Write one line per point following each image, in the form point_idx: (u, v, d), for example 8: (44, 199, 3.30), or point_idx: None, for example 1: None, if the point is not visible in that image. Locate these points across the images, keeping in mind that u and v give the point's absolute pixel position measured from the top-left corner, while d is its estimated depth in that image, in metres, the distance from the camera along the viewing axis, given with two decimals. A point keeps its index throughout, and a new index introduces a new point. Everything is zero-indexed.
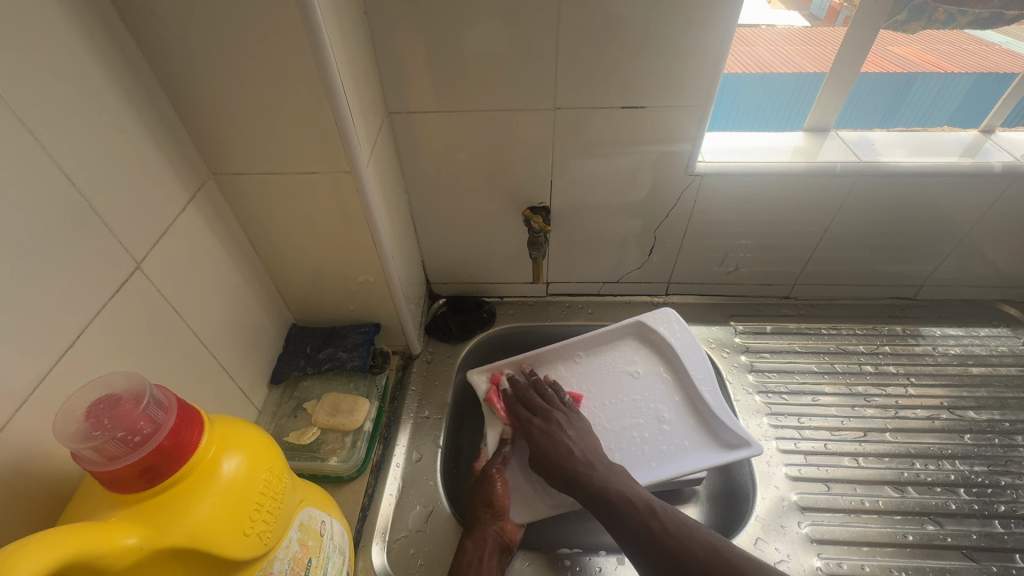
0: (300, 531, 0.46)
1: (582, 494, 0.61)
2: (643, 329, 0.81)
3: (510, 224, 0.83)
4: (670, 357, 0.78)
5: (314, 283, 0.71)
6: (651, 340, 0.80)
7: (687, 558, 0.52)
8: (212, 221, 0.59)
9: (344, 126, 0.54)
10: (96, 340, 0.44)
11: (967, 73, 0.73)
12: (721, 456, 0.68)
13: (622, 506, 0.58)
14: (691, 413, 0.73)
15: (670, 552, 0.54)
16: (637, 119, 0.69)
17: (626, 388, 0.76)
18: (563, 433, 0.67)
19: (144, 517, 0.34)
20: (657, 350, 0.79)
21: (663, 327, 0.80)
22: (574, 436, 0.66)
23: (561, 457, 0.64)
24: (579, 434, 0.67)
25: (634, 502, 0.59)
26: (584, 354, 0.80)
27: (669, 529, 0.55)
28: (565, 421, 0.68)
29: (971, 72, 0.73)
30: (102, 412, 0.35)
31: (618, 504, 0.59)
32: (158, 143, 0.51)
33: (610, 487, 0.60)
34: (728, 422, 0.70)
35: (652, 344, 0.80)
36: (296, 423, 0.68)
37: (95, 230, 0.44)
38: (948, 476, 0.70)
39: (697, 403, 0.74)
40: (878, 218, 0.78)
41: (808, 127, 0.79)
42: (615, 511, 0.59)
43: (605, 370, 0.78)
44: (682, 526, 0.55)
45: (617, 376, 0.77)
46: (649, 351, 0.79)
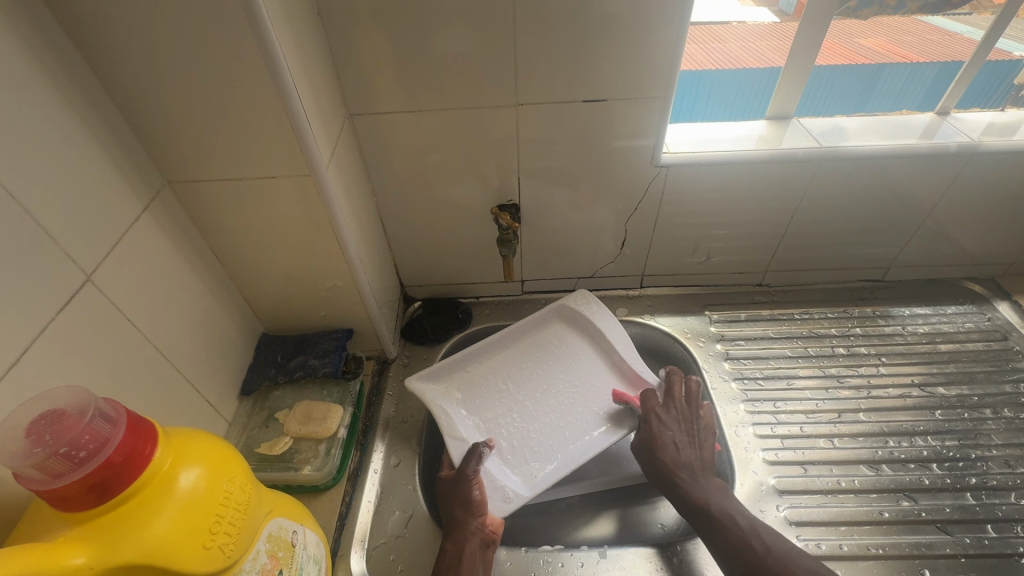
0: (268, 542, 0.45)
1: (682, 499, 0.62)
2: (564, 310, 0.82)
3: (481, 223, 0.82)
4: (592, 333, 0.80)
5: (281, 291, 0.70)
6: (572, 320, 0.82)
7: None
8: (169, 230, 0.57)
9: (300, 128, 0.53)
10: (43, 356, 0.42)
11: (930, 62, 0.76)
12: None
13: (721, 519, 0.59)
14: (618, 379, 0.77)
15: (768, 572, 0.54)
16: (599, 113, 0.69)
17: (555, 368, 0.78)
18: (671, 429, 0.67)
19: (94, 536, 0.33)
20: (577, 328, 0.82)
21: (581, 306, 0.82)
22: (688, 439, 0.66)
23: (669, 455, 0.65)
24: (691, 436, 0.66)
25: (735, 518, 0.59)
26: (512, 341, 0.80)
27: (771, 551, 0.56)
28: (682, 422, 0.68)
29: (934, 61, 0.76)
30: (43, 428, 0.33)
31: (716, 517, 0.59)
32: (106, 151, 0.49)
33: (710, 500, 0.60)
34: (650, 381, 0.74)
35: (575, 323, 0.82)
36: (268, 433, 0.66)
37: (39, 241, 0.42)
38: (921, 452, 0.71)
39: (621, 368, 0.77)
40: (843, 202, 0.79)
41: (770, 115, 0.79)
42: (714, 526, 0.59)
43: (533, 354, 0.79)
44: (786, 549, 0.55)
45: (545, 358, 0.79)
46: (572, 331, 0.82)
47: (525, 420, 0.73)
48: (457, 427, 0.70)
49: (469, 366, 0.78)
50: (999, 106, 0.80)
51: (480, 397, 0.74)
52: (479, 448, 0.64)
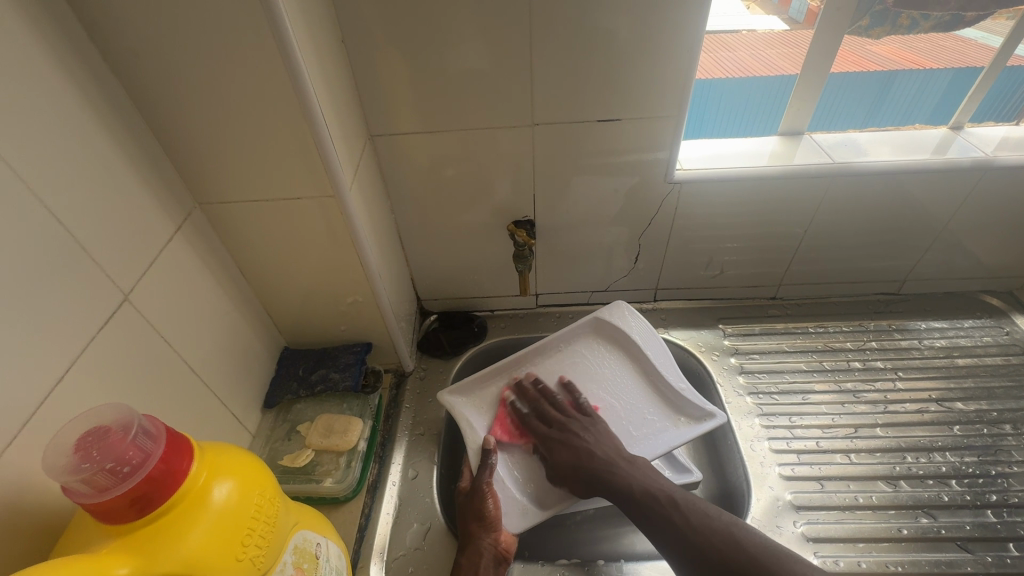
0: (294, 554, 0.46)
1: (613, 493, 0.62)
2: (600, 322, 0.80)
3: (497, 238, 0.84)
4: (632, 347, 0.78)
5: (303, 307, 0.72)
6: (608, 333, 0.80)
7: (721, 552, 0.53)
8: (199, 249, 0.59)
9: (326, 152, 0.55)
10: (86, 373, 0.44)
11: (944, 68, 0.75)
12: (692, 429, 0.70)
13: (648, 502, 0.59)
14: (655, 396, 0.75)
15: (703, 546, 0.54)
16: (613, 131, 0.71)
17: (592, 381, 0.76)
18: (583, 434, 0.67)
19: (135, 547, 0.34)
20: (615, 340, 0.80)
21: (618, 318, 0.80)
22: (595, 441, 0.66)
23: (580, 462, 0.65)
24: (601, 436, 0.67)
25: (656, 494, 0.59)
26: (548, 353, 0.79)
27: (693, 523, 0.56)
28: (581, 427, 0.68)
29: (949, 67, 0.75)
30: (91, 444, 0.35)
31: (646, 501, 0.59)
32: (142, 176, 0.52)
33: (636, 483, 0.61)
34: (691, 397, 0.73)
35: (611, 335, 0.80)
36: (290, 446, 0.68)
37: (83, 263, 0.45)
38: (939, 468, 0.71)
39: (659, 383, 0.75)
40: (856, 217, 0.80)
41: (783, 131, 0.81)
42: (640, 505, 0.59)
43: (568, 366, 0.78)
44: (707, 519, 0.56)
45: (580, 371, 0.77)
46: (609, 343, 0.80)
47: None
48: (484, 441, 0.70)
49: (501, 378, 0.77)
50: (1011, 120, 0.79)
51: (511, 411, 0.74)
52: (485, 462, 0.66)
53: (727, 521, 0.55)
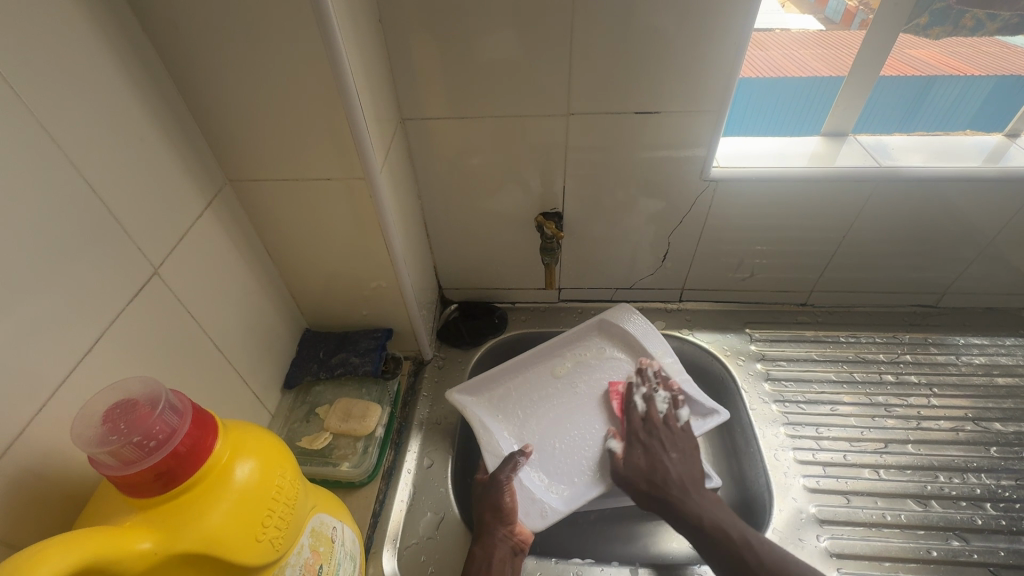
0: (311, 537, 0.46)
1: (674, 515, 0.63)
2: (606, 323, 0.80)
3: (523, 229, 0.82)
4: (635, 344, 0.78)
5: (327, 289, 0.72)
6: (615, 333, 0.80)
7: None
8: (228, 226, 0.59)
9: (358, 134, 0.54)
10: (113, 344, 0.44)
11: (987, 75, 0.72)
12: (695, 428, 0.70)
13: (718, 537, 0.59)
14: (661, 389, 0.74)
15: None
16: (650, 124, 0.68)
17: (599, 383, 0.76)
18: (666, 454, 0.67)
19: (159, 522, 0.34)
20: (621, 339, 0.80)
21: (623, 318, 0.80)
22: (676, 457, 0.67)
23: (657, 481, 0.65)
24: (685, 457, 0.67)
25: (728, 530, 0.60)
26: (554, 356, 0.79)
27: (764, 564, 0.56)
28: (667, 440, 0.68)
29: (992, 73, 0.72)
30: (119, 416, 0.35)
31: (710, 535, 0.60)
32: (176, 150, 0.52)
33: (704, 514, 0.61)
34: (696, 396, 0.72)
35: (617, 336, 0.80)
36: (308, 428, 0.68)
37: (114, 234, 0.45)
38: (973, 490, 0.68)
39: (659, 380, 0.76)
40: (898, 224, 0.77)
41: (826, 131, 0.77)
42: (707, 535, 0.60)
43: (575, 366, 0.77)
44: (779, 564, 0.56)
45: (587, 373, 0.77)
46: (617, 341, 0.79)
47: (571, 434, 0.71)
48: (498, 447, 0.69)
49: (506, 382, 0.76)
50: None
51: (518, 415, 0.73)
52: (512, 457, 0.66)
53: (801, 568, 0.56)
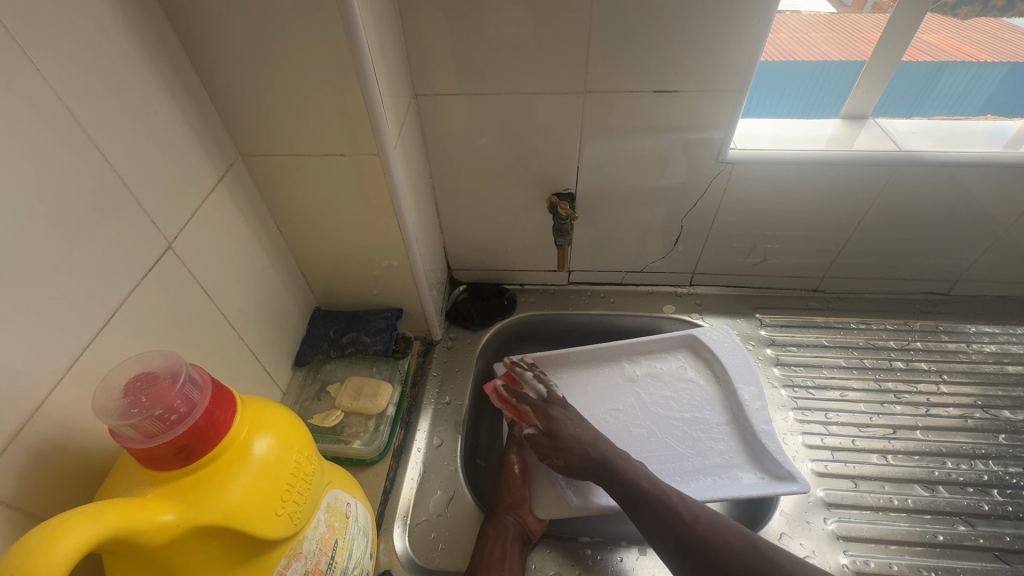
0: (327, 512, 0.46)
1: (610, 477, 0.59)
2: (695, 342, 0.79)
3: (535, 210, 0.81)
4: (724, 377, 0.76)
5: (337, 267, 0.71)
6: (701, 356, 0.79)
7: (721, 550, 0.50)
8: (240, 202, 0.59)
9: (373, 108, 0.53)
10: (129, 319, 0.44)
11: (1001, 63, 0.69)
12: (768, 485, 0.65)
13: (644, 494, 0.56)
14: (735, 435, 0.71)
15: (703, 544, 0.51)
16: (668, 104, 0.67)
17: (665, 400, 0.75)
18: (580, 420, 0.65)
19: (180, 495, 0.34)
20: (706, 365, 0.78)
21: (716, 342, 0.79)
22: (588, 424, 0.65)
23: (583, 442, 0.62)
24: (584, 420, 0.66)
25: (664, 489, 0.56)
26: (629, 358, 0.80)
27: (700, 518, 0.53)
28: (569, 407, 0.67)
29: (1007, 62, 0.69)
30: (140, 389, 0.35)
31: (648, 491, 0.56)
32: (189, 123, 0.51)
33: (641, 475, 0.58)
34: (778, 454, 0.67)
35: (704, 360, 0.78)
36: (320, 405, 0.68)
37: (129, 208, 0.44)
38: (981, 477, 0.68)
39: (741, 424, 0.72)
40: (913, 210, 0.76)
41: (846, 114, 0.76)
42: (644, 495, 0.56)
43: (647, 376, 0.77)
44: (716, 518, 0.53)
45: (657, 385, 0.77)
46: (701, 366, 0.78)
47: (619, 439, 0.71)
48: None
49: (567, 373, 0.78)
50: None
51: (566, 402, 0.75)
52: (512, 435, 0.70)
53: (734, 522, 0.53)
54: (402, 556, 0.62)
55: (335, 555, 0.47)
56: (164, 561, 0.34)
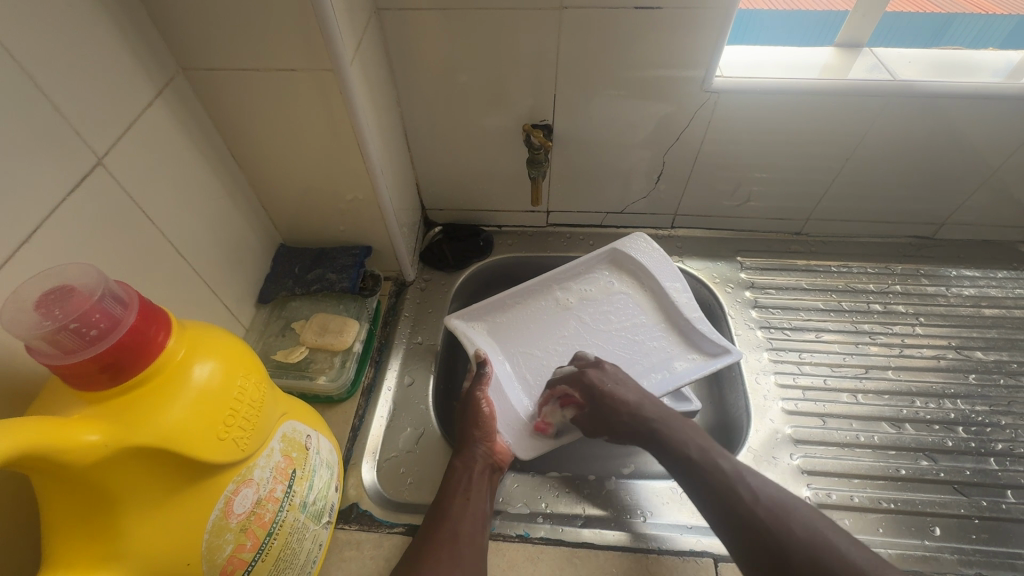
0: (282, 442, 0.45)
1: (666, 452, 0.57)
2: (617, 254, 0.78)
3: (510, 144, 0.77)
4: (646, 275, 0.76)
5: (299, 200, 0.67)
6: (627, 268, 0.78)
7: (781, 530, 0.48)
8: (183, 122, 0.54)
9: (323, 13, 0.48)
10: (55, 238, 0.41)
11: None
12: (707, 364, 0.68)
13: (706, 468, 0.54)
14: (670, 329, 0.73)
15: (760, 523, 0.49)
16: (652, 25, 0.61)
17: (604, 316, 0.74)
18: (621, 386, 0.61)
19: (110, 416, 0.32)
20: (631, 273, 0.77)
21: (635, 249, 0.78)
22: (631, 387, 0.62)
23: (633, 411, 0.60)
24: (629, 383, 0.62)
25: (718, 460, 0.55)
26: (560, 286, 0.77)
27: (760, 499, 0.50)
28: (615, 375, 0.63)
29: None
30: (53, 302, 0.32)
31: (702, 466, 0.54)
32: (115, 25, 0.45)
33: (691, 443, 0.56)
34: (708, 333, 0.69)
35: (628, 270, 0.78)
36: (284, 342, 0.66)
37: (46, 114, 0.40)
38: (947, 414, 0.69)
39: (674, 317, 0.73)
40: (902, 149, 0.73)
41: (840, 42, 0.71)
42: (696, 466, 0.55)
43: (580, 300, 0.76)
44: (776, 496, 0.51)
45: (592, 306, 0.75)
46: (627, 275, 0.77)
47: None
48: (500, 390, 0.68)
49: (504, 312, 0.75)
50: None
51: (513, 344, 0.72)
52: (480, 371, 0.66)
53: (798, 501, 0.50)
54: (370, 489, 0.61)
55: (293, 484, 0.46)
56: (95, 484, 0.32)
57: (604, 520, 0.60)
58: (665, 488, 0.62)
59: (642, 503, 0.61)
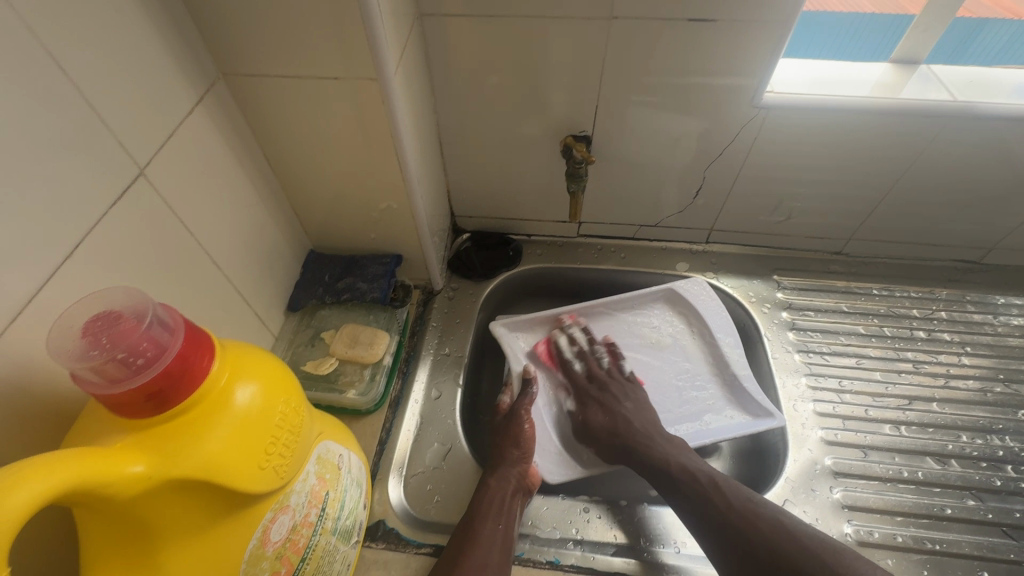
0: (317, 464, 0.44)
1: (638, 462, 0.60)
2: (674, 293, 0.76)
3: (546, 153, 0.75)
4: (700, 318, 0.75)
5: (333, 208, 0.66)
6: (679, 307, 0.77)
7: (754, 535, 0.50)
8: (222, 129, 0.53)
9: (371, 22, 0.46)
10: (97, 252, 0.40)
11: None
12: (745, 425, 0.66)
13: (683, 481, 0.57)
14: (716, 381, 0.72)
15: (735, 529, 0.51)
16: (704, 38, 0.59)
17: (646, 356, 0.74)
18: (623, 406, 0.66)
19: (153, 444, 0.31)
20: (684, 315, 0.76)
21: (694, 293, 0.76)
22: (631, 407, 0.66)
23: (615, 428, 0.64)
24: (635, 405, 0.66)
25: (696, 475, 0.57)
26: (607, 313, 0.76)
27: (734, 506, 0.53)
28: (621, 392, 0.68)
29: None
30: (100, 330, 0.31)
31: (679, 478, 0.57)
32: (160, 32, 0.44)
33: (670, 460, 0.59)
34: (756, 394, 0.68)
35: (681, 309, 0.76)
36: (314, 352, 0.65)
37: (91, 125, 0.39)
38: (995, 452, 0.66)
39: (723, 371, 0.72)
40: (956, 172, 0.69)
41: (895, 58, 0.69)
42: (674, 479, 0.57)
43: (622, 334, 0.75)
44: (749, 503, 0.53)
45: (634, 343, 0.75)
46: (677, 315, 0.76)
47: None
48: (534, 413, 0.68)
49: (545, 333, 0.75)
50: None
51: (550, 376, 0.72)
52: (526, 389, 0.66)
53: (777, 512, 0.52)
54: (396, 507, 0.60)
55: (326, 507, 0.45)
56: (137, 515, 0.31)
57: (636, 550, 0.58)
58: None
59: (675, 533, 0.60)
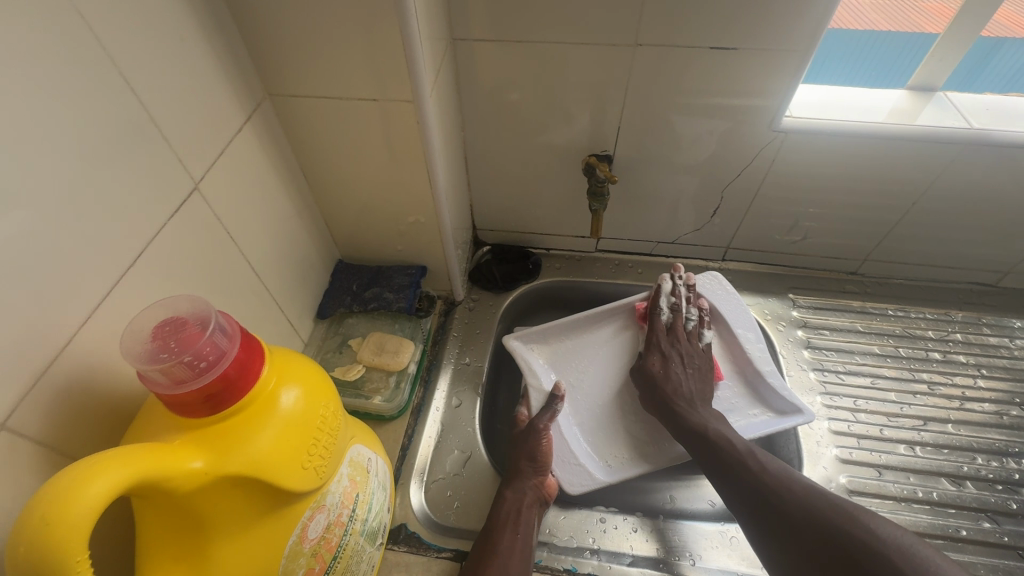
0: (350, 467, 0.46)
1: (679, 423, 0.64)
2: None
3: (568, 171, 0.77)
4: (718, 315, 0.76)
5: (363, 221, 0.69)
6: None
7: (783, 492, 0.53)
8: (266, 146, 0.56)
9: (411, 50, 0.49)
10: (156, 261, 0.43)
11: None
12: (772, 422, 0.67)
13: (719, 444, 0.60)
14: (738, 378, 0.72)
15: (765, 486, 0.54)
16: (725, 65, 0.62)
17: None
18: (683, 369, 0.67)
19: (208, 442, 0.33)
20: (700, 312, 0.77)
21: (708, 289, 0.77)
22: (687, 372, 0.67)
23: (670, 386, 0.66)
24: (695, 371, 0.68)
25: (732, 441, 0.60)
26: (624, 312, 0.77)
27: (766, 468, 0.56)
28: (688, 353, 0.69)
29: None
30: (168, 334, 0.34)
31: (714, 440, 0.60)
32: (217, 57, 0.48)
33: (708, 426, 0.62)
34: (780, 390, 0.69)
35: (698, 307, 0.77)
36: (341, 358, 0.68)
37: (156, 144, 0.42)
38: (1011, 475, 0.66)
39: (744, 367, 0.73)
40: (972, 197, 0.71)
41: (911, 85, 0.70)
42: (711, 440, 0.61)
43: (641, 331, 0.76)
44: (783, 469, 0.56)
45: None
46: None
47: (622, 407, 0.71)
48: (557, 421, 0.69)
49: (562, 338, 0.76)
50: None
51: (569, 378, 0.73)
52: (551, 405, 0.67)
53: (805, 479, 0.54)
54: (418, 511, 0.62)
55: (356, 509, 0.47)
56: (192, 508, 0.33)
57: (653, 560, 0.59)
58: (715, 531, 0.62)
59: (692, 546, 0.61)
